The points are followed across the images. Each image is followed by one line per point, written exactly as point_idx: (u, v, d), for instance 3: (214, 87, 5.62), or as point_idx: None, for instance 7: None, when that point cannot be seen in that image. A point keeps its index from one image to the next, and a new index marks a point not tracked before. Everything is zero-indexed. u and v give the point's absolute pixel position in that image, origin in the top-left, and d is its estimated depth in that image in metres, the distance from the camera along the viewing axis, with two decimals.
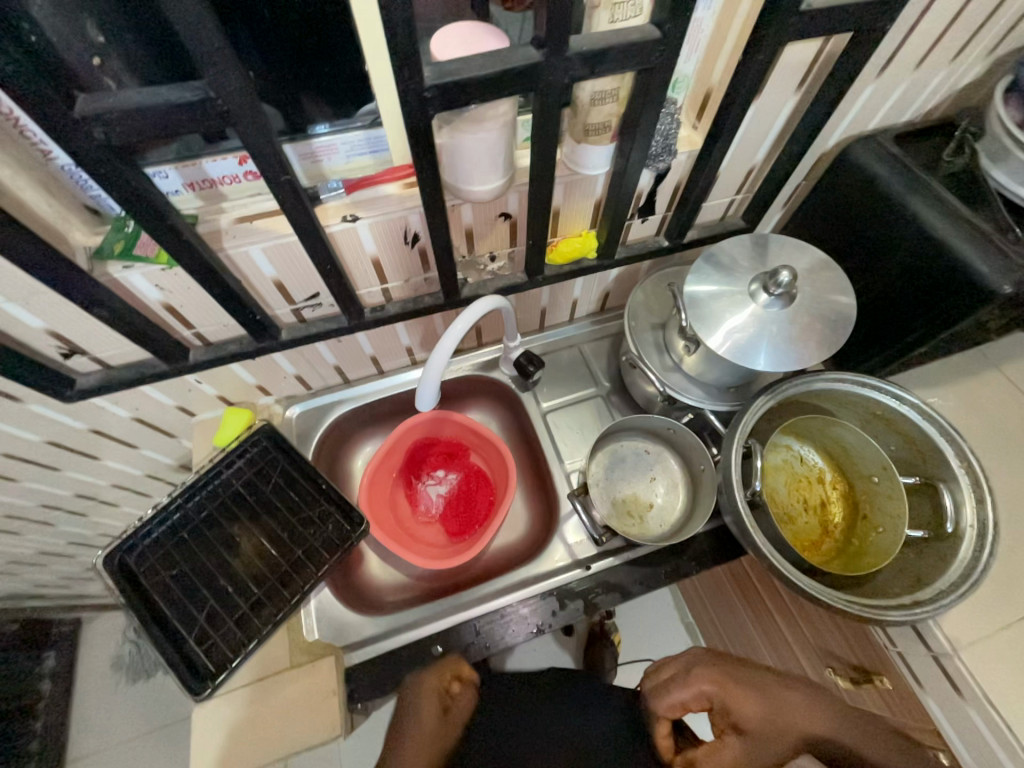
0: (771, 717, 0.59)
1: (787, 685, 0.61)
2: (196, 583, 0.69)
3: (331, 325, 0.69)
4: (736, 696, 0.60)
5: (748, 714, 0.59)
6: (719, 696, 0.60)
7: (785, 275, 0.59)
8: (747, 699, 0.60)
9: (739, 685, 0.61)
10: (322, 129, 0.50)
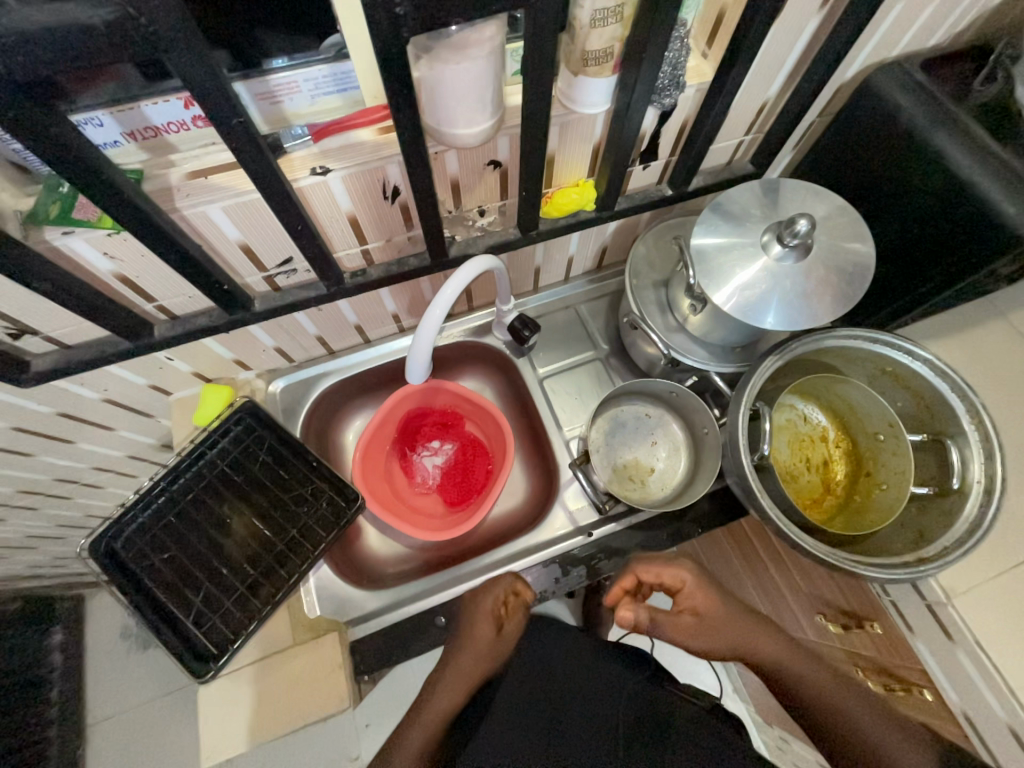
0: (721, 629, 0.65)
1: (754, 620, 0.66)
2: (190, 567, 0.67)
3: (308, 293, 0.63)
4: (706, 598, 0.67)
5: (709, 613, 0.65)
6: (690, 588, 0.67)
7: (802, 223, 0.54)
8: (714, 604, 0.66)
9: (714, 594, 0.67)
10: (278, 63, 0.42)
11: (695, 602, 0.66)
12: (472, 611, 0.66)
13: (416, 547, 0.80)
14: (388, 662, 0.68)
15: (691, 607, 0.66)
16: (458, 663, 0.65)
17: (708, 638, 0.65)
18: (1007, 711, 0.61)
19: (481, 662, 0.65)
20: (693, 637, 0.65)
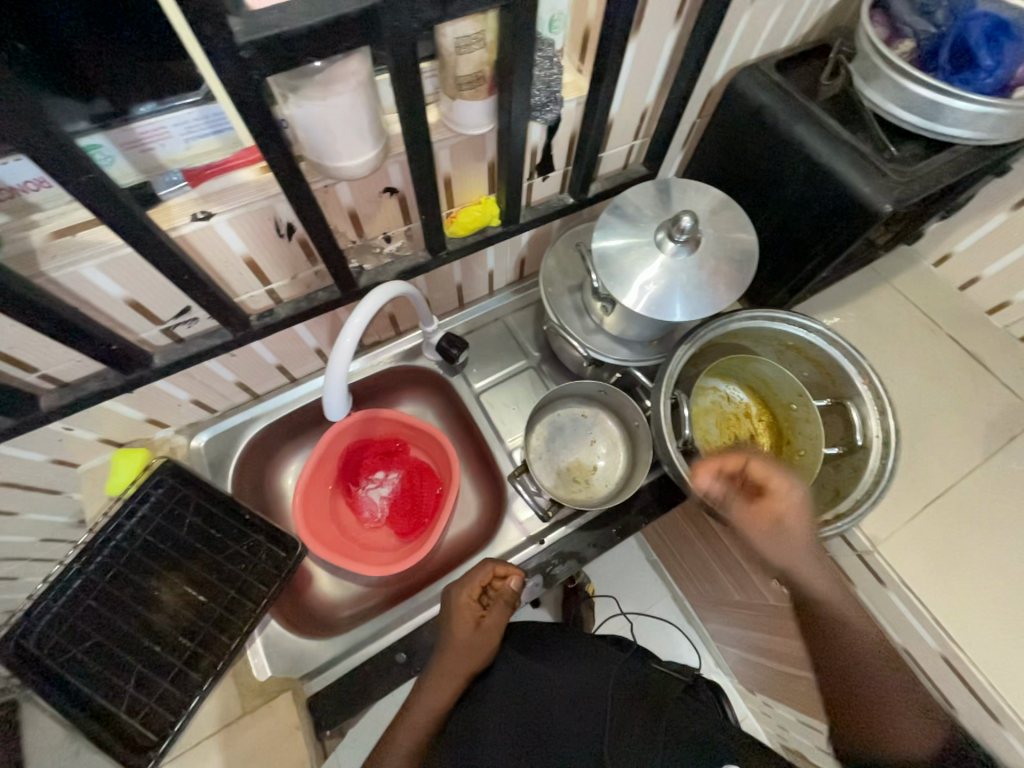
0: (788, 554, 0.56)
1: (815, 562, 0.56)
2: (118, 652, 0.61)
3: (213, 341, 0.60)
4: (797, 518, 0.56)
5: (790, 533, 0.56)
6: (794, 502, 0.56)
7: (686, 220, 0.58)
8: (802, 526, 0.56)
9: (808, 520, 0.56)
10: (146, 109, 0.41)
11: (782, 510, 0.56)
12: (451, 603, 0.64)
13: (371, 585, 0.78)
14: (349, 713, 0.65)
15: (775, 513, 0.56)
16: (445, 667, 0.64)
17: (772, 548, 0.56)
18: (936, 639, 0.67)
19: (462, 659, 0.63)
20: (759, 534, 0.57)
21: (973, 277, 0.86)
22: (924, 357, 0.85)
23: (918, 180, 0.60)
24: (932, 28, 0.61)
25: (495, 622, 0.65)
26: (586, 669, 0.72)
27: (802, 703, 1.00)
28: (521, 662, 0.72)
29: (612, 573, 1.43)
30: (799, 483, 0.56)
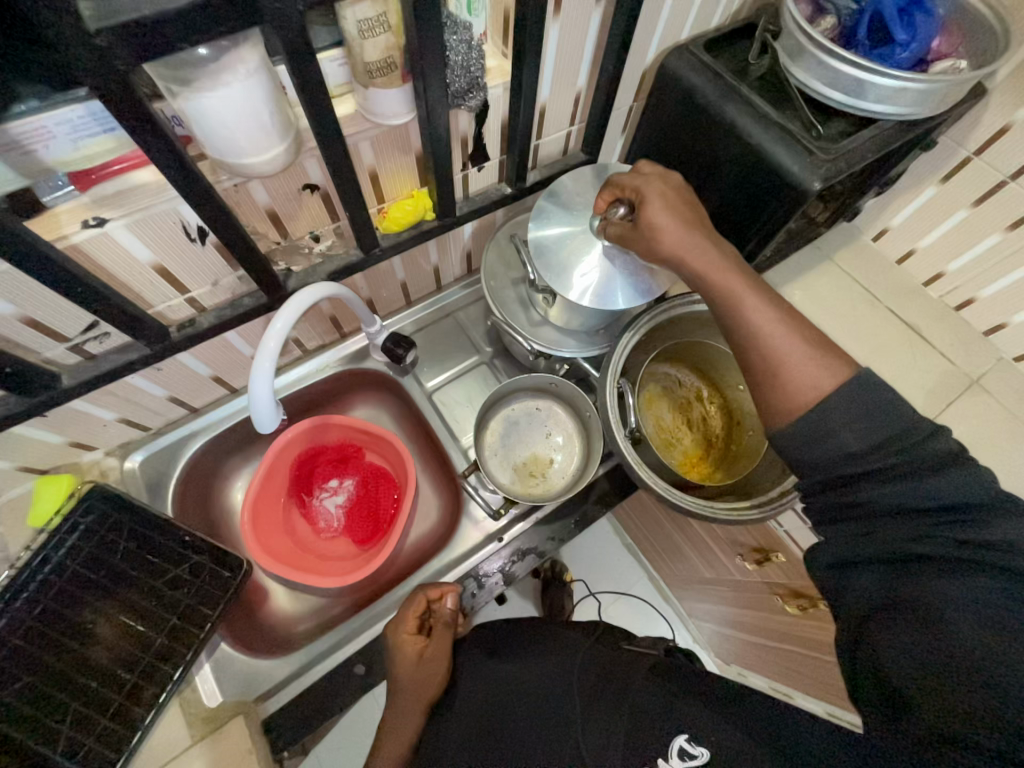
0: (657, 236, 0.50)
1: (683, 227, 0.49)
2: (49, 692, 0.57)
3: (128, 356, 0.56)
4: (654, 195, 0.51)
5: (649, 221, 0.50)
6: (645, 183, 0.52)
7: (620, 207, 0.54)
8: (665, 210, 0.50)
9: (676, 206, 0.50)
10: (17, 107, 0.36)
11: (638, 197, 0.52)
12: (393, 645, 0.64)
13: (330, 596, 0.75)
14: (308, 730, 0.63)
15: (635, 212, 0.52)
16: (402, 702, 0.64)
17: (644, 245, 0.51)
18: None
19: (417, 695, 0.64)
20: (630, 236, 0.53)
21: (908, 250, 0.89)
22: (865, 331, 0.88)
23: (845, 157, 0.60)
24: (853, 5, 0.62)
25: (440, 648, 0.65)
26: (550, 665, 0.67)
27: (772, 670, 1.03)
28: (483, 670, 0.69)
29: (588, 558, 1.43)
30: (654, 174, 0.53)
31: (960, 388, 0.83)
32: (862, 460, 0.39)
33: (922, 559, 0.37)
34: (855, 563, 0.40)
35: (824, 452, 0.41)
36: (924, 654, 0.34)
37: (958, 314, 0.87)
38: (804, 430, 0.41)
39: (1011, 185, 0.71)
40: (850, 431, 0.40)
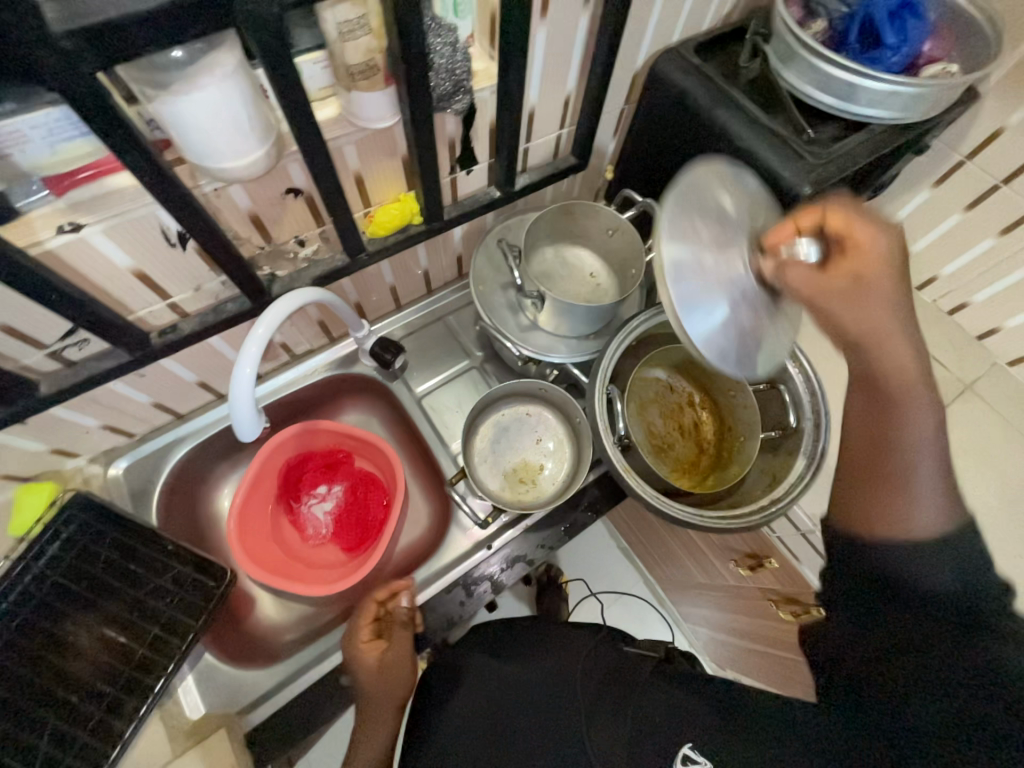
0: (864, 309, 0.41)
1: (901, 311, 0.41)
2: (27, 706, 0.56)
3: (109, 363, 0.55)
4: (888, 264, 0.40)
5: (872, 289, 0.40)
6: (884, 246, 0.40)
7: (810, 247, 0.42)
8: (893, 291, 0.40)
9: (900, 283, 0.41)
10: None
11: (868, 257, 0.40)
12: (349, 661, 0.63)
13: (318, 605, 0.74)
14: (293, 742, 0.62)
15: (857, 268, 0.40)
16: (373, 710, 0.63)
17: (849, 310, 0.40)
18: None
19: (388, 695, 0.63)
20: (831, 290, 0.41)
21: (901, 254, 0.88)
22: None
23: (835, 161, 0.60)
24: (843, 7, 0.61)
25: (403, 651, 0.64)
26: (553, 663, 0.68)
27: (765, 675, 1.02)
28: (484, 668, 0.69)
29: (584, 562, 1.42)
30: (892, 227, 0.41)
31: (953, 392, 0.83)
32: (917, 581, 0.40)
33: (905, 661, 0.39)
34: (856, 630, 0.43)
35: (882, 556, 0.42)
36: (871, 719, 0.39)
37: (951, 318, 0.87)
38: (897, 548, 0.41)
39: (1004, 189, 0.71)
40: (929, 562, 0.40)
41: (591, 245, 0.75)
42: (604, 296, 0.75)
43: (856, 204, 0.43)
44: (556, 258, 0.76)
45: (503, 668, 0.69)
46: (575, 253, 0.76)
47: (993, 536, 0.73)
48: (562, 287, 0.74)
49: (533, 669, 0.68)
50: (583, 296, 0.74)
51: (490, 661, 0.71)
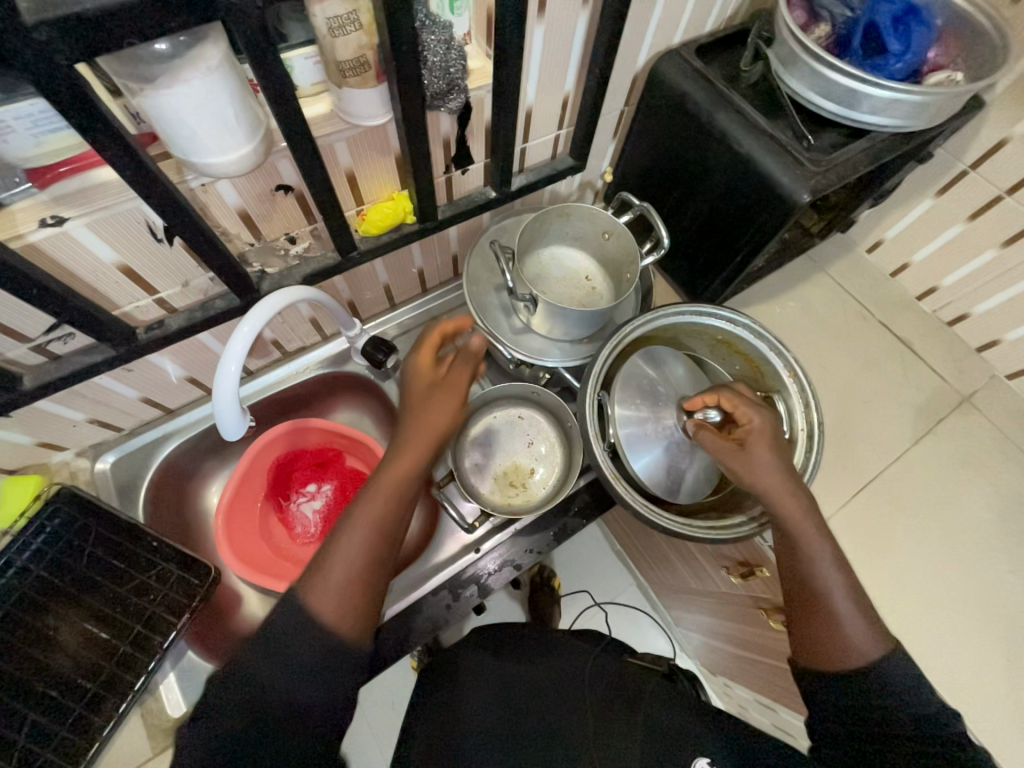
0: (751, 469, 0.52)
1: (783, 471, 0.52)
2: (8, 700, 0.57)
3: (93, 358, 0.55)
4: (762, 434, 0.54)
5: (753, 452, 0.53)
6: (760, 422, 0.55)
7: (712, 411, 0.59)
8: (772, 457, 0.52)
9: (778, 451, 0.53)
10: None
11: (746, 430, 0.55)
12: (406, 371, 0.61)
13: None
14: None
15: (742, 437, 0.55)
16: (416, 422, 0.57)
17: (741, 468, 0.53)
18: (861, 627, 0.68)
19: (437, 414, 0.57)
20: (726, 452, 0.54)
21: (902, 263, 0.87)
22: (856, 345, 0.86)
23: (835, 169, 0.59)
24: (848, 12, 0.60)
25: (459, 374, 0.61)
26: (560, 671, 0.68)
27: (756, 685, 1.02)
28: (490, 668, 0.69)
29: (579, 565, 1.42)
30: (767, 412, 0.56)
31: (951, 406, 0.82)
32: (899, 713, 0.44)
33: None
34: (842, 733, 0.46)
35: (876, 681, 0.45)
36: None
37: (952, 329, 0.86)
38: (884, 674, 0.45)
39: (1007, 200, 0.70)
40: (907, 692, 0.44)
41: (586, 246, 0.74)
42: (598, 299, 0.74)
43: (746, 396, 0.58)
44: (550, 260, 0.75)
45: (506, 667, 0.70)
46: (571, 255, 0.76)
47: (986, 551, 0.72)
48: (554, 290, 0.73)
49: (536, 675, 0.68)
50: (577, 300, 0.73)
51: (492, 660, 0.71)
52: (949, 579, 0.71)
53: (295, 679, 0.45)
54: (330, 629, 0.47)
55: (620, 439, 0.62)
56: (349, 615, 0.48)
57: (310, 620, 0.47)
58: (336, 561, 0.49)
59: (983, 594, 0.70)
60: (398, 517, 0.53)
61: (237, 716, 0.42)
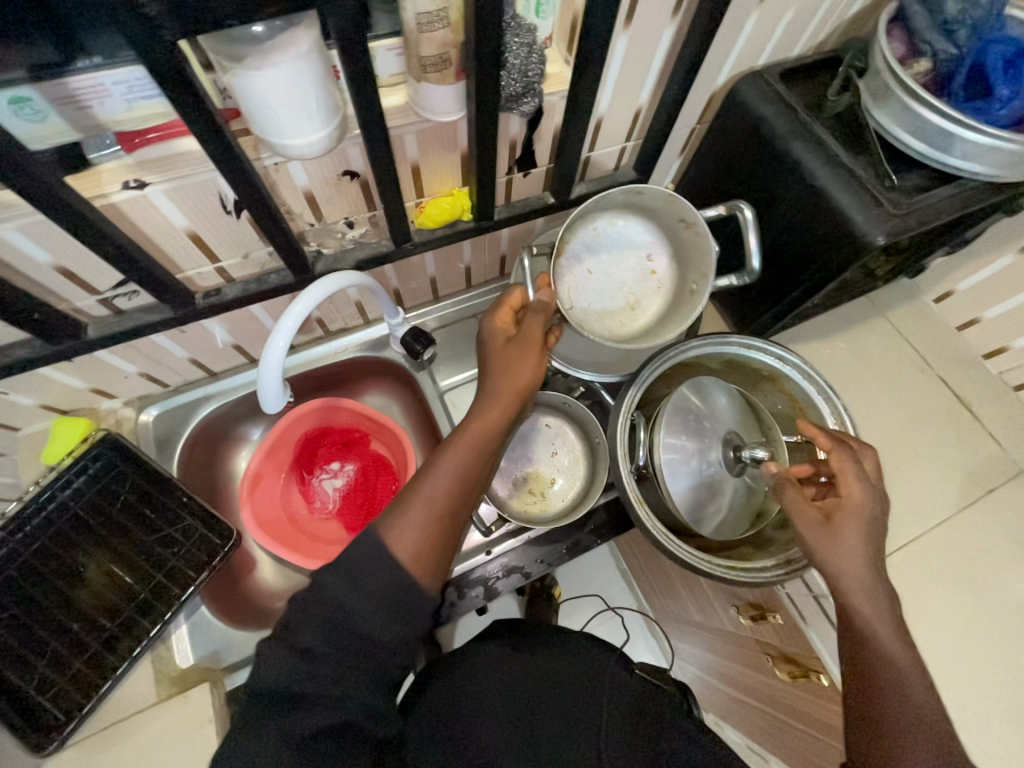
0: (830, 546, 0.49)
1: (864, 558, 0.48)
2: (34, 627, 0.60)
3: (152, 316, 0.57)
4: (859, 516, 0.50)
5: (841, 534, 0.49)
6: (862, 501, 0.50)
7: (760, 451, 0.60)
8: (862, 543, 0.49)
9: (870, 538, 0.49)
10: (82, 64, 0.37)
11: (841, 503, 0.51)
12: (483, 331, 0.58)
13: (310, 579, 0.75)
14: None
15: (831, 510, 0.51)
16: (492, 384, 0.54)
17: (818, 541, 0.50)
18: None
19: (513, 374, 0.54)
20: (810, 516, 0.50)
21: (972, 318, 0.82)
22: (908, 398, 0.82)
23: (916, 214, 0.56)
24: (953, 49, 0.56)
25: (536, 329, 0.56)
26: (574, 670, 0.65)
27: (752, 731, 0.98)
28: (496, 655, 0.67)
29: (582, 577, 1.40)
30: (875, 496, 0.51)
31: (1004, 475, 0.77)
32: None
33: None
34: None
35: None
36: None
37: (1017, 395, 0.80)
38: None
39: None
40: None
41: (652, 227, 0.67)
42: (655, 296, 0.67)
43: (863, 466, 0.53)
44: (614, 236, 0.66)
45: (517, 659, 0.66)
46: (634, 229, 0.67)
47: None
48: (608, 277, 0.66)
49: (550, 672, 0.64)
50: (631, 291, 0.67)
51: (507, 650, 0.68)
52: (983, 660, 0.66)
53: (373, 615, 0.43)
54: (410, 572, 0.45)
55: (660, 466, 0.59)
56: (424, 561, 0.47)
57: (379, 569, 0.45)
58: (417, 507, 0.48)
59: (1015, 679, 0.65)
60: (470, 477, 0.50)
61: (317, 639, 0.42)
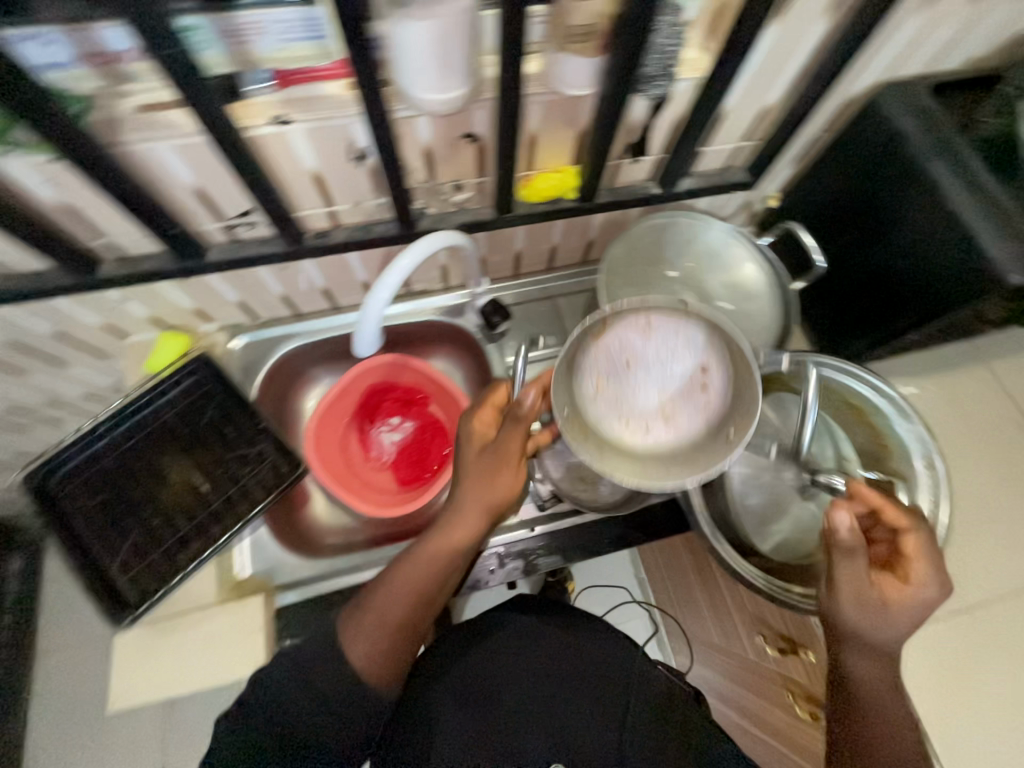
0: (872, 622, 0.48)
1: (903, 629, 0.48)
2: (122, 514, 0.67)
3: (265, 249, 0.61)
4: (917, 605, 0.48)
5: (889, 615, 0.47)
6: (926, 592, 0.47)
7: (838, 479, 0.56)
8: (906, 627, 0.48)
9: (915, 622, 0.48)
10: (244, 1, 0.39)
11: (902, 587, 0.48)
12: (461, 432, 0.57)
13: (357, 523, 0.79)
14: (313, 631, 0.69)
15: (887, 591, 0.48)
16: (458, 500, 0.53)
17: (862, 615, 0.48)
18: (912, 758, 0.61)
19: (481, 491, 0.52)
20: (861, 595, 0.48)
21: None
22: (999, 455, 0.76)
23: None
24: None
25: (514, 443, 0.53)
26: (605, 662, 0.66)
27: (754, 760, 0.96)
28: (531, 631, 0.68)
29: None
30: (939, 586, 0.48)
31: None
32: None
33: None
34: None
35: None
36: None
37: None
38: None
39: None
40: None
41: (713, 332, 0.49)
42: (696, 416, 0.48)
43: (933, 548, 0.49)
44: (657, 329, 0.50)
45: (551, 640, 0.67)
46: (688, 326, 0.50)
47: None
48: (643, 381, 0.50)
49: (582, 661, 0.66)
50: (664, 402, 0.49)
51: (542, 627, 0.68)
52: None
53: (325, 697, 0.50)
54: (361, 682, 0.50)
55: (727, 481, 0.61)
56: (379, 669, 0.51)
57: (334, 671, 0.51)
58: (369, 625, 0.51)
59: None
60: (426, 595, 0.52)
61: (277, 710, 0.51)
